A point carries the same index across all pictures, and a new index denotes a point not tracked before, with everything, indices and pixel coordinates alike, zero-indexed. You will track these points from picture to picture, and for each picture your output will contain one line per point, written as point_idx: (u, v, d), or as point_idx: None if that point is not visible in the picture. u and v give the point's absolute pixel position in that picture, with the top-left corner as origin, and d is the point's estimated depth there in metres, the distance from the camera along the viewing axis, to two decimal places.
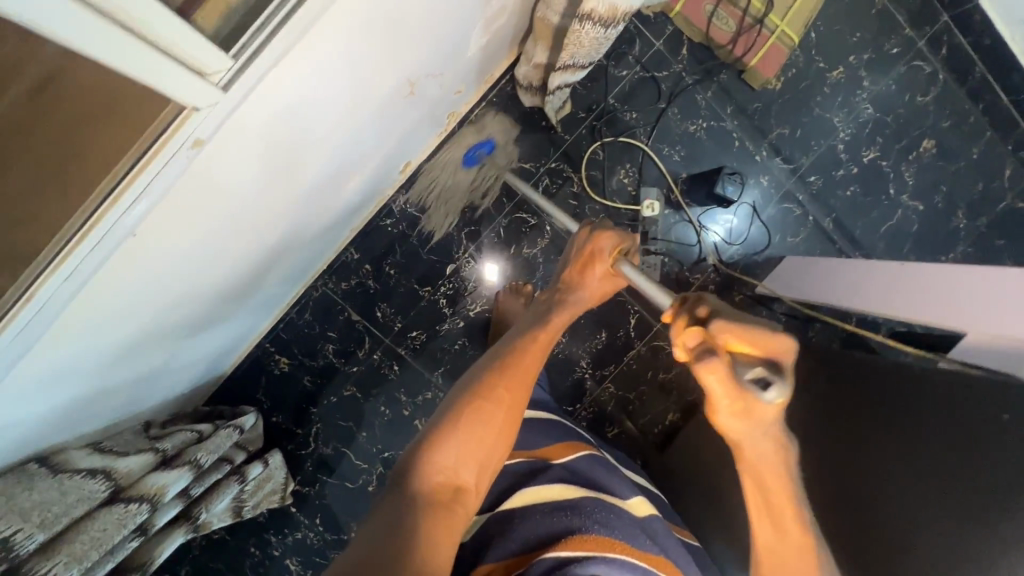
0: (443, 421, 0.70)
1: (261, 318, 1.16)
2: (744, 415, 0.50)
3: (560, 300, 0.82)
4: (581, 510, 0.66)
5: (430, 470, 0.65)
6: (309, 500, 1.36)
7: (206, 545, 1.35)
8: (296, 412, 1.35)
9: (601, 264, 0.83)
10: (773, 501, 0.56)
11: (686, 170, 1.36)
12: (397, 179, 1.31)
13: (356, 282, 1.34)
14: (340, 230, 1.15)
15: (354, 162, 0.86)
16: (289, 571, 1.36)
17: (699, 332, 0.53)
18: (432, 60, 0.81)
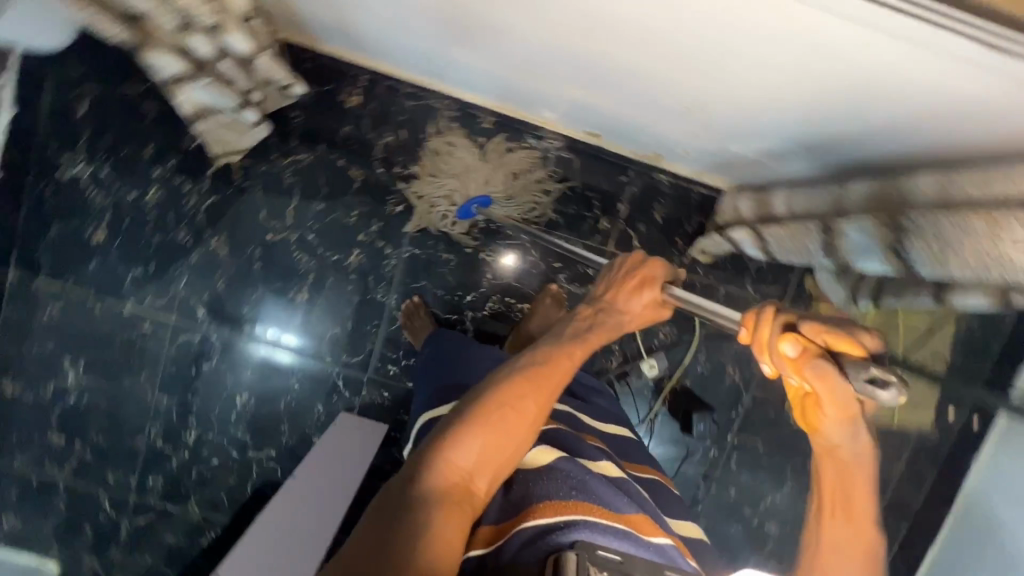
0: (463, 423, 0.81)
1: (397, 56, 1.11)
2: (846, 415, 0.69)
3: (601, 318, 0.96)
4: (553, 478, 0.81)
5: (445, 470, 0.77)
6: (227, 182, 1.28)
7: (133, 100, 1.24)
8: (308, 132, 1.27)
9: (651, 289, 0.98)
10: (848, 498, 0.74)
11: (693, 383, 1.40)
12: (579, 132, 1.29)
13: (459, 134, 1.29)
14: (517, 96, 1.12)
15: (610, 83, 0.89)
16: (146, 192, 1.27)
17: (804, 339, 0.64)
18: (722, 106, 0.82)
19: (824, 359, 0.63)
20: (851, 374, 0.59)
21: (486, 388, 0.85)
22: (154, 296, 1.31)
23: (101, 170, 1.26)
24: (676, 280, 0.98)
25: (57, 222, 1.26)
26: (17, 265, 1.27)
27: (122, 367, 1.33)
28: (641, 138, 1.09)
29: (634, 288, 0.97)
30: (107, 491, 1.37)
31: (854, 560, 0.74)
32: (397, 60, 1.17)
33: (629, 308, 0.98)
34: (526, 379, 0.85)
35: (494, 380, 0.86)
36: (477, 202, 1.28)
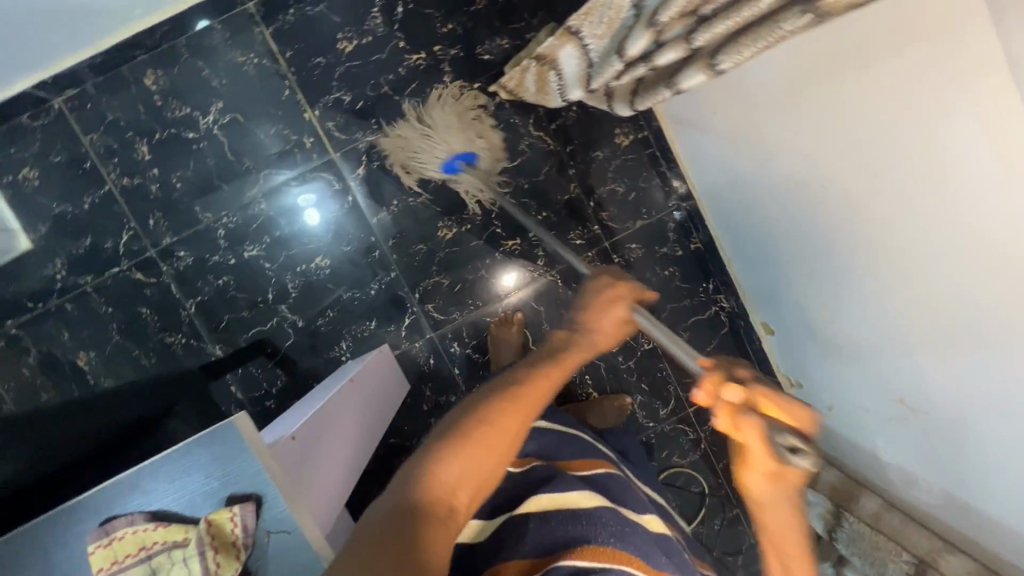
0: (439, 440, 0.66)
1: (716, 161, 1.14)
2: (772, 474, 0.60)
3: (575, 335, 0.81)
4: (594, 520, 0.74)
5: (429, 484, 0.61)
6: (476, 104, 1.27)
7: None
8: (570, 129, 1.29)
9: (620, 307, 0.83)
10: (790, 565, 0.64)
11: None
12: (755, 317, 1.34)
13: (669, 234, 1.34)
14: (739, 224, 1.20)
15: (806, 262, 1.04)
16: (412, 52, 1.25)
17: (741, 390, 0.61)
18: (868, 352, 0.97)
19: (750, 411, 0.59)
20: (776, 439, 0.58)
21: (456, 407, 0.71)
22: (339, 126, 1.27)
23: (397, 4, 1.23)
24: (648, 298, 0.85)
25: (326, 6, 1.23)
26: (260, 4, 1.21)
27: (255, 149, 1.26)
28: (800, 346, 1.21)
29: (611, 299, 0.82)
30: (135, 229, 1.26)
31: None
32: (701, 159, 1.19)
33: (600, 326, 0.83)
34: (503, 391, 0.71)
35: (476, 399, 0.70)
36: (459, 157, 1.22)
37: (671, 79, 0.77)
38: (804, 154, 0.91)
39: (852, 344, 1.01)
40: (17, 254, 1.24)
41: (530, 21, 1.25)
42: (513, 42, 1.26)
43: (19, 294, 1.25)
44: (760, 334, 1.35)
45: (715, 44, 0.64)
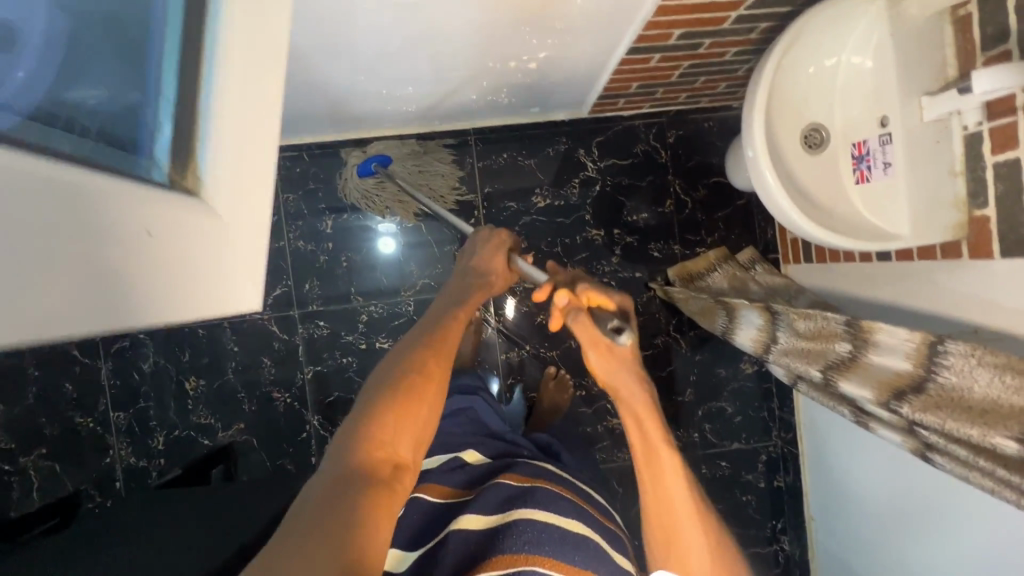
0: (363, 404, 0.67)
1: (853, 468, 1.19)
2: (598, 344, 0.72)
3: (478, 289, 0.91)
4: (511, 531, 0.69)
5: (362, 446, 0.62)
6: (631, 290, 1.36)
7: (670, 190, 1.36)
8: (705, 342, 1.37)
9: (503, 252, 0.96)
10: (650, 438, 0.71)
11: None
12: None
13: (757, 463, 1.40)
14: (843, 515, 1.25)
15: None
16: (594, 228, 1.35)
17: (567, 294, 0.74)
18: None
19: (575, 309, 0.73)
20: (604, 321, 0.71)
21: (379, 371, 0.72)
22: None
23: (596, 183, 1.35)
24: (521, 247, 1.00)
25: (535, 162, 1.34)
26: (480, 142, 1.33)
27: (422, 257, 1.34)
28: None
29: (498, 248, 0.95)
30: (289, 287, 1.33)
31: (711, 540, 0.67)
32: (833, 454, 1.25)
33: (495, 272, 0.95)
34: (425, 351, 0.74)
35: (380, 371, 0.72)
36: (378, 160, 1.24)
37: (862, 412, 0.84)
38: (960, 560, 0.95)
39: None
40: None
41: (705, 237, 1.36)
42: (684, 249, 1.36)
43: None
44: None
45: (936, 445, 0.70)
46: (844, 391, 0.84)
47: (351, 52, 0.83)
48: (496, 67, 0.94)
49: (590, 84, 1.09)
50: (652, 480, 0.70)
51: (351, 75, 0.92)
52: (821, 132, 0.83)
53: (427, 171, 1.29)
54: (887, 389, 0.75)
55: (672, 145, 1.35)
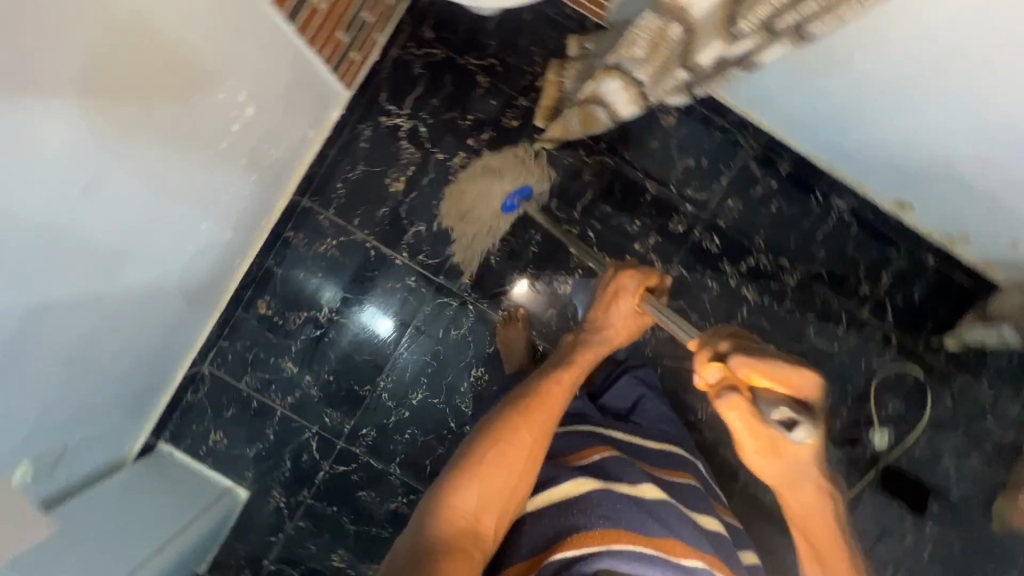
0: (460, 467, 0.79)
1: (811, 111, 1.12)
2: (773, 448, 0.73)
3: (582, 344, 1.04)
4: (586, 507, 0.75)
5: (454, 508, 0.74)
6: (531, 166, 1.32)
7: (472, 67, 1.30)
8: (620, 140, 1.33)
9: (624, 301, 1.04)
10: (819, 552, 0.79)
11: (905, 463, 1.40)
12: (882, 200, 1.32)
13: (757, 173, 1.34)
14: (844, 148, 1.19)
15: (946, 171, 1.05)
16: (454, 156, 1.31)
17: (722, 367, 0.75)
18: None
19: (730, 392, 0.72)
20: (766, 413, 0.70)
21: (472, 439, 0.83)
22: (429, 254, 1.34)
23: (419, 126, 1.30)
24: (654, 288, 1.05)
25: (363, 164, 1.31)
26: (312, 196, 1.31)
27: (372, 311, 1.35)
28: (949, 209, 1.16)
29: (607, 303, 1.05)
30: (318, 432, 1.36)
31: None
32: (787, 113, 1.19)
33: (611, 326, 1.06)
34: (516, 415, 0.86)
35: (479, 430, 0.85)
36: (518, 194, 1.29)
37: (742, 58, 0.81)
38: (940, 95, 0.89)
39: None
40: (244, 505, 1.37)
41: (533, 71, 1.31)
42: (530, 98, 1.32)
43: (256, 537, 1.37)
44: (898, 211, 1.32)
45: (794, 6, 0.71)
46: (720, 53, 0.82)
47: (123, 252, 0.83)
48: (227, 144, 0.91)
49: (315, 71, 1.03)
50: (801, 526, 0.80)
51: (150, 266, 0.92)
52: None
53: (484, 202, 1.32)
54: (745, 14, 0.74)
55: (437, 37, 1.29)
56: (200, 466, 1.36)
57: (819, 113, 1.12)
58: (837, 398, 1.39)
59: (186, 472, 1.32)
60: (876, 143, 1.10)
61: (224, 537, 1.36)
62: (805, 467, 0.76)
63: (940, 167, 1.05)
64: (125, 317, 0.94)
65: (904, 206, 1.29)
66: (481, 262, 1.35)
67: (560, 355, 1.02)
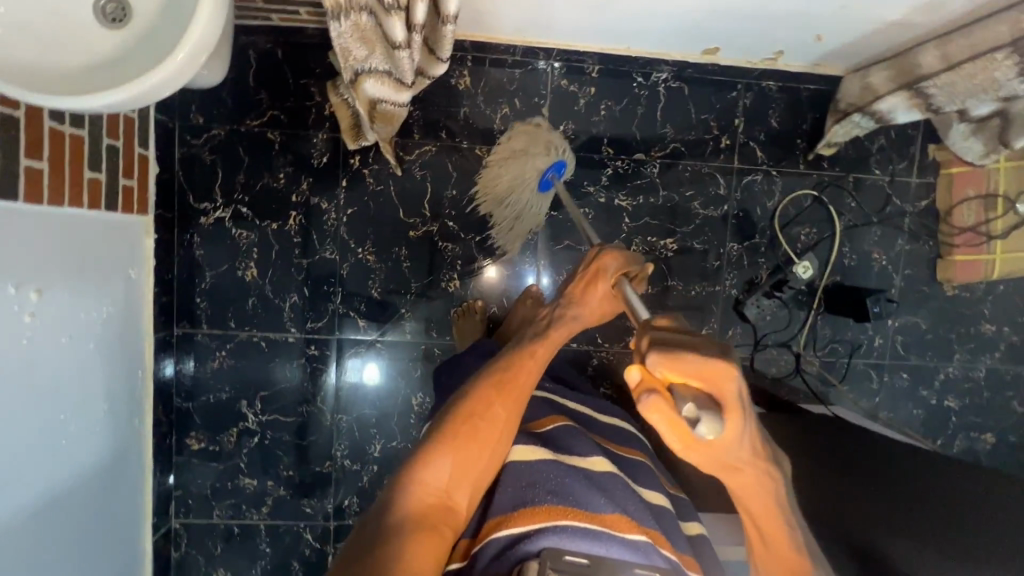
0: (433, 439, 0.72)
1: (570, 14, 1.10)
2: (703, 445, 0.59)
3: (560, 316, 0.84)
4: (534, 479, 0.68)
5: (423, 485, 0.67)
6: (363, 191, 1.30)
7: (258, 128, 1.26)
8: (430, 123, 1.29)
9: (599, 287, 0.83)
10: (770, 538, 0.68)
11: (840, 277, 1.41)
12: (692, 55, 1.29)
13: (571, 88, 1.31)
14: (624, 29, 1.16)
15: (710, 12, 1.03)
16: (288, 218, 1.29)
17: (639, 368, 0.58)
18: (817, 16, 1.02)
19: (645, 393, 0.57)
20: (683, 408, 0.56)
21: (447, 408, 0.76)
22: (317, 318, 1.33)
23: (239, 208, 1.27)
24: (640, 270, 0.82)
25: (209, 269, 1.28)
26: (181, 322, 1.29)
27: (293, 394, 1.34)
28: (743, 36, 1.14)
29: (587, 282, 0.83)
30: (307, 524, 1.37)
31: None
32: (556, 25, 1.16)
33: (588, 302, 0.84)
34: (489, 386, 0.77)
35: (455, 401, 0.77)
36: (554, 169, 1.22)
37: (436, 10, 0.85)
38: None
39: (808, 17, 1.02)
40: None
41: (315, 102, 1.26)
42: (327, 128, 1.28)
43: None
44: (714, 57, 1.29)
45: None
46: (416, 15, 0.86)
47: None
48: (31, 334, 0.89)
49: (84, 219, 1.00)
50: (782, 564, 0.68)
51: (30, 480, 0.90)
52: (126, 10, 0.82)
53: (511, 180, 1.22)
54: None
55: (209, 118, 1.25)
56: None
57: (577, 13, 1.09)
58: (750, 252, 1.39)
59: None
60: (640, 15, 1.08)
61: None
62: (746, 464, 0.63)
63: (702, 11, 1.03)
64: (38, 531, 0.93)
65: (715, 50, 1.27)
66: (366, 300, 1.33)
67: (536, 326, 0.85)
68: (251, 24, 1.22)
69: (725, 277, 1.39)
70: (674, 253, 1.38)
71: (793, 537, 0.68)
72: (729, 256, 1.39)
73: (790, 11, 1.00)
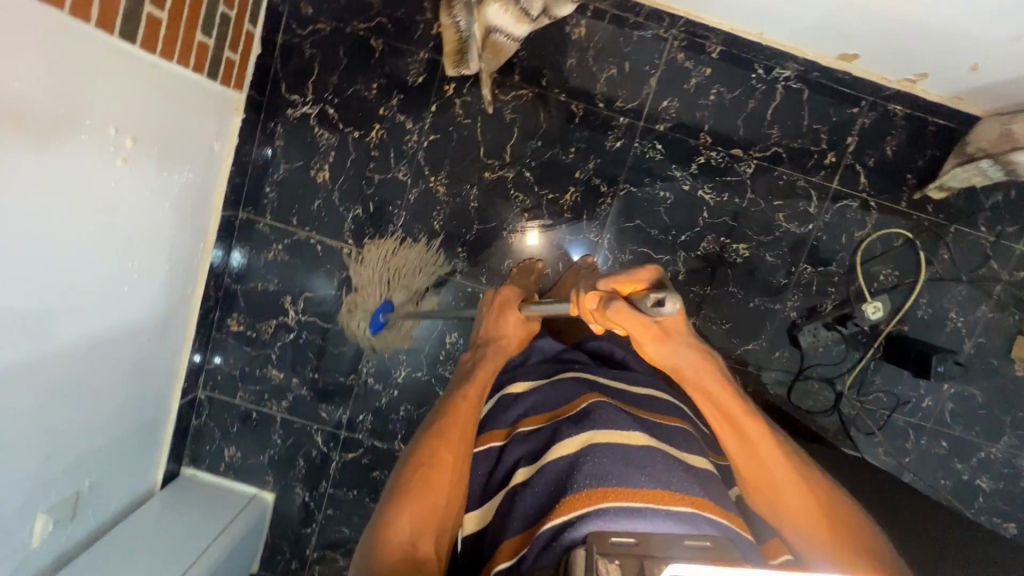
0: (391, 502, 0.79)
1: None
2: (657, 336, 0.76)
3: (482, 353, 1.00)
4: (574, 471, 0.67)
5: (390, 548, 0.74)
6: (449, 119, 1.27)
7: (360, 33, 1.24)
8: (533, 65, 1.25)
9: (507, 308, 1.03)
10: (730, 420, 0.79)
11: (910, 327, 1.34)
12: (824, 58, 1.21)
13: (685, 63, 1.24)
14: (763, 11, 1.09)
15: (865, 14, 0.96)
16: (370, 132, 1.28)
17: (595, 293, 0.77)
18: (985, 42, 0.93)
19: (609, 302, 0.74)
20: (636, 303, 0.71)
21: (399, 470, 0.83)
22: (374, 236, 1.33)
23: (326, 108, 1.27)
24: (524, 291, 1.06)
25: (285, 162, 1.30)
26: (247, 207, 1.32)
27: (336, 304, 1.37)
28: (891, 47, 1.05)
29: (496, 312, 1.02)
30: (320, 428, 1.42)
31: (762, 460, 0.78)
32: None
33: (504, 332, 1.02)
34: (432, 437, 0.84)
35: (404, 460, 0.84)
36: (380, 311, 1.31)
37: None
38: None
39: (973, 41, 0.93)
40: (273, 507, 1.46)
41: (425, 18, 1.23)
42: (430, 48, 1.25)
43: (292, 532, 1.46)
44: (846, 65, 1.21)
45: None
46: None
47: (56, 304, 0.87)
48: (119, 178, 0.91)
49: (188, 82, 1.01)
50: (743, 446, 0.78)
51: (90, 318, 0.95)
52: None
53: (410, 276, 1.33)
54: None
55: (316, 10, 1.23)
56: (226, 480, 1.46)
57: None
58: (822, 278, 1.33)
59: (211, 490, 1.42)
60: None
61: (263, 539, 1.47)
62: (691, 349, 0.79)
63: (857, 10, 0.95)
64: (88, 361, 0.98)
65: (852, 57, 1.19)
66: (425, 230, 1.33)
67: (465, 367, 0.99)
68: None
69: (788, 298, 1.34)
70: (743, 260, 1.32)
71: (742, 405, 0.80)
72: (799, 277, 1.33)
73: (955, 30, 0.92)
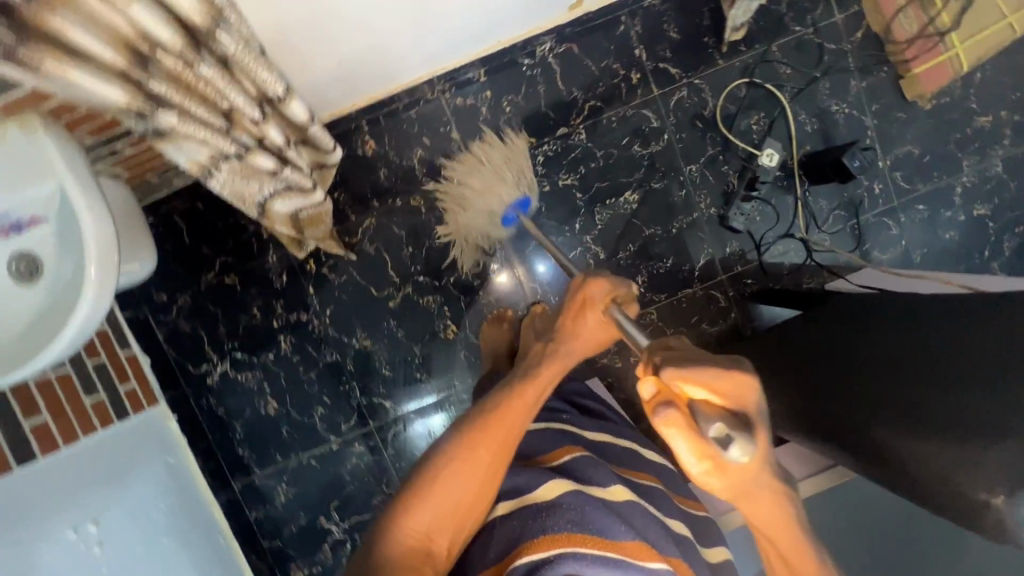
0: (418, 480, 0.70)
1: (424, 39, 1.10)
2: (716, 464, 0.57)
3: (551, 351, 0.82)
4: (553, 512, 0.68)
5: (406, 531, 0.66)
6: (330, 286, 1.33)
7: (213, 283, 1.31)
8: (356, 197, 1.30)
9: (590, 312, 0.82)
10: (777, 539, 0.67)
11: (811, 145, 1.35)
12: (563, 15, 1.27)
13: (467, 102, 1.30)
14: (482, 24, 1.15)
15: None
16: (280, 347, 1.33)
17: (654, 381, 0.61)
18: None
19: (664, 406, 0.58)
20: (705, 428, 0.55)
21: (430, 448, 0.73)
22: (348, 418, 1.37)
23: (231, 355, 1.32)
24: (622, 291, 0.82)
25: (237, 420, 1.34)
26: (235, 476, 1.35)
27: (361, 493, 1.38)
28: None
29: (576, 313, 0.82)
30: None
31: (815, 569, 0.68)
32: (421, 54, 1.16)
33: (580, 331, 0.83)
34: (473, 426, 0.73)
35: (439, 440, 0.74)
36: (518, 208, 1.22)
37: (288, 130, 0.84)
38: None
39: None
40: None
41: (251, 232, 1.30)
42: (273, 250, 1.31)
43: None
44: (584, 6, 1.26)
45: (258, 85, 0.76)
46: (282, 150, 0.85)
47: None
48: (103, 563, 0.96)
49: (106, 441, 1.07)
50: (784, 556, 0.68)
51: None
52: (37, 260, 0.80)
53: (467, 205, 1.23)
54: (247, 133, 0.78)
55: (168, 292, 1.30)
56: None
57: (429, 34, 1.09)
58: (710, 166, 1.34)
59: None
60: None
61: None
62: (760, 476, 0.60)
63: None
64: None
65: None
66: (382, 381, 1.36)
67: (530, 356, 0.83)
68: (163, 191, 1.26)
69: (698, 202, 1.35)
70: (638, 203, 1.34)
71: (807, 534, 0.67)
72: (691, 178, 1.34)
73: None
